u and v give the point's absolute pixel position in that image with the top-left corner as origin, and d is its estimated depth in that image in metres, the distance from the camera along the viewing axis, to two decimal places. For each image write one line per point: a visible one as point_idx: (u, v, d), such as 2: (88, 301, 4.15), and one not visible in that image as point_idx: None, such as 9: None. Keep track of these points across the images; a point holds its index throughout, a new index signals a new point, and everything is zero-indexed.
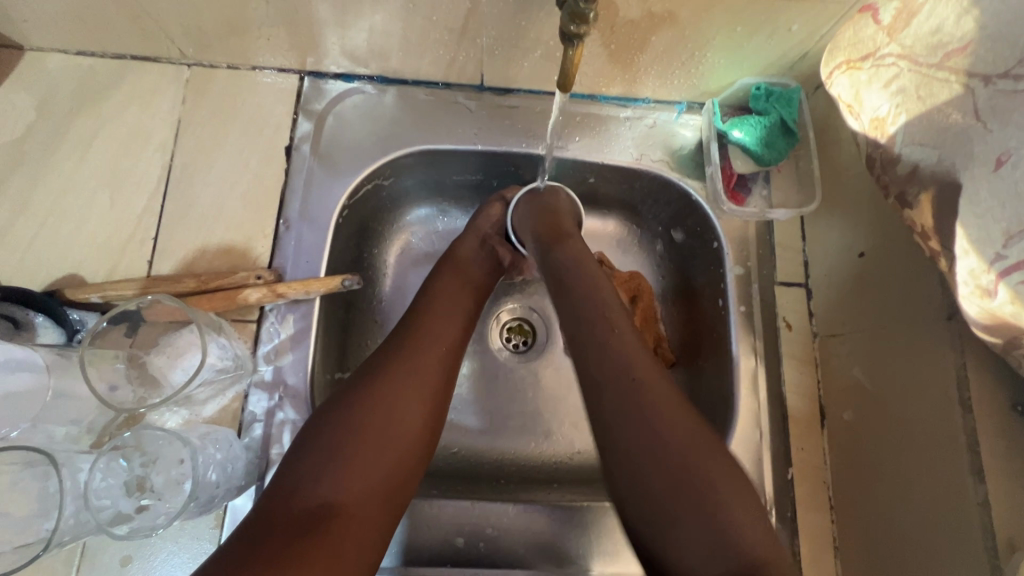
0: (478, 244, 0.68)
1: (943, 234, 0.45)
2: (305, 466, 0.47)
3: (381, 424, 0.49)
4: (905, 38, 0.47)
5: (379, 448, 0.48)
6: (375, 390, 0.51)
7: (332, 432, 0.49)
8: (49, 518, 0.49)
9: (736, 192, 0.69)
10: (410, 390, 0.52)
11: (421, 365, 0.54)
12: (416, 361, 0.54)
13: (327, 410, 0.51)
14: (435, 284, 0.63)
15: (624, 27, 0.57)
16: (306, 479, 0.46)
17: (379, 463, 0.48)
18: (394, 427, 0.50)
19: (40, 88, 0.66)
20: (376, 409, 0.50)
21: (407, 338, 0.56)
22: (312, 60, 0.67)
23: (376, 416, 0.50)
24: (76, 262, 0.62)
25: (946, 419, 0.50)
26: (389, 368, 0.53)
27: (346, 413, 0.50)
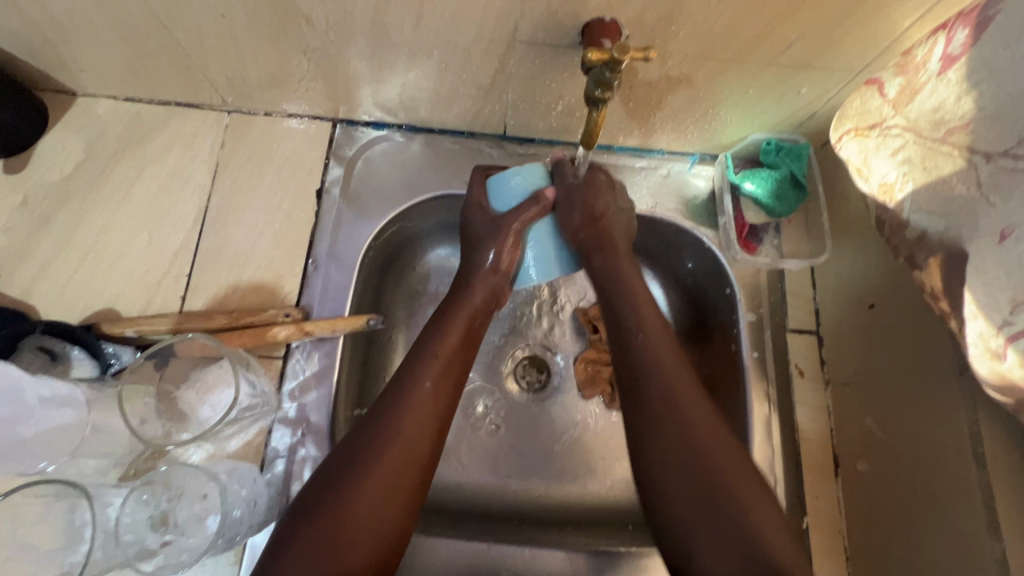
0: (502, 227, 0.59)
1: (952, 296, 0.47)
2: (308, 534, 0.45)
3: (381, 483, 0.47)
4: (910, 112, 0.50)
5: (376, 514, 0.46)
6: (377, 447, 0.49)
7: (335, 500, 0.46)
8: (74, 552, 0.49)
9: (749, 241, 0.72)
10: (405, 451, 0.49)
11: (412, 426, 0.50)
12: (410, 425, 0.50)
13: (326, 474, 0.48)
14: (455, 312, 0.58)
15: (642, 88, 0.61)
16: (308, 546, 0.44)
17: (380, 529, 0.47)
18: (390, 493, 0.48)
19: (89, 131, 0.70)
20: (372, 474, 0.47)
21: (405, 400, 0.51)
22: (345, 109, 0.71)
23: (373, 484, 0.47)
24: (114, 296, 0.65)
25: (961, 476, 0.51)
26: (382, 427, 0.50)
27: (347, 484, 0.47)
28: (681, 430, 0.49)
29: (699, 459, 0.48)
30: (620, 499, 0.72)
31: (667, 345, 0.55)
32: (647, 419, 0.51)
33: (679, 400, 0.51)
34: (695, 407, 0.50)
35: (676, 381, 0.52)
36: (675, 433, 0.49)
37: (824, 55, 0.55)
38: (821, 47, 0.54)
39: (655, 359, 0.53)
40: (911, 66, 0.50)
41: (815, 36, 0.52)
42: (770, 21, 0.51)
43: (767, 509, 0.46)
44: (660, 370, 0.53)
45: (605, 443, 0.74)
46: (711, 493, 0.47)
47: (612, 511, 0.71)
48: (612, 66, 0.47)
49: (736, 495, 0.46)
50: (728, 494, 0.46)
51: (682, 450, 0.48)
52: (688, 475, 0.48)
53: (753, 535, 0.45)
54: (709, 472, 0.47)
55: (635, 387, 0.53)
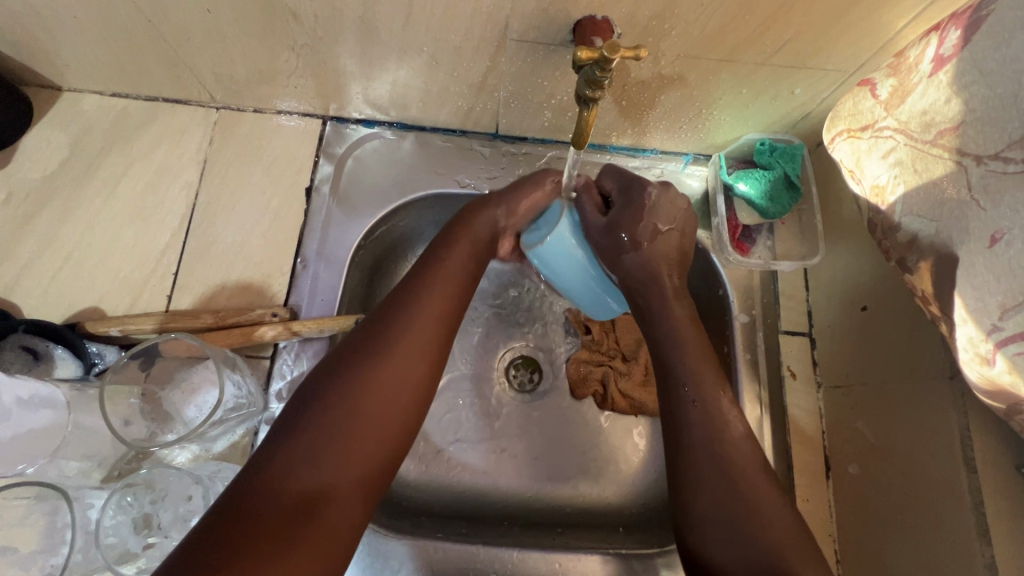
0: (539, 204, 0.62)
1: (944, 300, 0.46)
2: (291, 451, 0.40)
3: (373, 413, 0.43)
4: (902, 113, 0.49)
5: (365, 452, 0.42)
6: (365, 375, 0.44)
7: (309, 425, 0.42)
8: (55, 555, 0.49)
9: (742, 242, 0.72)
10: (401, 393, 0.45)
11: (410, 362, 0.46)
12: (405, 360, 0.46)
13: (313, 388, 0.44)
14: (447, 248, 0.55)
15: (635, 87, 0.60)
16: (294, 467, 0.40)
17: (366, 465, 0.42)
18: (381, 426, 0.43)
19: (74, 127, 0.69)
20: (363, 402, 0.43)
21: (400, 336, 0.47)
22: (335, 106, 0.70)
23: (363, 414, 0.43)
24: (99, 295, 0.64)
25: (950, 481, 0.51)
26: (375, 358, 0.46)
27: (338, 402, 0.43)
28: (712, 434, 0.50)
29: (728, 469, 0.48)
30: (610, 500, 0.71)
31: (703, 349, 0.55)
32: (682, 425, 0.51)
33: (717, 406, 0.51)
34: (727, 413, 0.51)
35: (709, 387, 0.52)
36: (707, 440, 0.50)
37: (816, 56, 0.55)
38: (814, 48, 0.53)
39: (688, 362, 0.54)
40: (903, 68, 0.49)
41: (808, 36, 0.52)
42: (763, 21, 0.50)
43: (798, 530, 0.46)
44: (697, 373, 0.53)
45: (597, 444, 0.74)
46: (747, 496, 0.47)
47: (602, 513, 0.71)
48: (603, 65, 0.46)
49: (766, 504, 0.47)
50: (747, 498, 0.47)
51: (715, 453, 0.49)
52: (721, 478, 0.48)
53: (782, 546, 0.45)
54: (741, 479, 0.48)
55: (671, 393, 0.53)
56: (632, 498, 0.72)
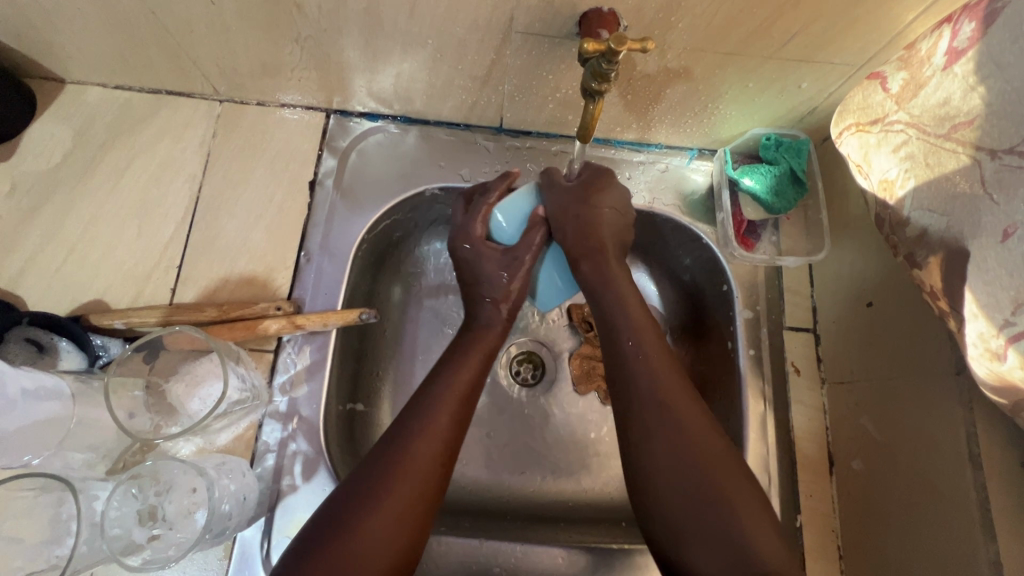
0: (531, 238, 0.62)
1: (952, 295, 0.46)
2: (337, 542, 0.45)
3: (397, 515, 0.47)
4: (914, 107, 0.49)
5: (409, 494, 0.48)
6: (389, 490, 0.48)
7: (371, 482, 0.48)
8: (61, 545, 0.49)
9: (747, 237, 0.71)
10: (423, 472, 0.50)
11: (430, 463, 0.50)
12: (426, 460, 0.50)
13: (338, 500, 0.48)
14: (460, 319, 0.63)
15: (640, 81, 0.60)
16: (338, 542, 0.45)
17: (395, 535, 0.46)
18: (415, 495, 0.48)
19: (77, 119, 0.69)
20: (385, 539, 0.46)
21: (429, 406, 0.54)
22: (339, 100, 0.70)
23: (385, 532, 0.46)
24: (103, 287, 0.64)
25: (955, 478, 0.51)
26: (396, 469, 0.49)
27: (380, 480, 0.49)
28: (666, 424, 0.50)
29: (685, 452, 0.49)
30: (613, 495, 0.71)
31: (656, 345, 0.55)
32: (639, 428, 0.51)
33: (664, 396, 0.52)
34: (683, 403, 0.51)
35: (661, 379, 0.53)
36: (660, 433, 0.50)
37: (825, 49, 0.54)
38: (823, 41, 0.53)
39: (642, 360, 0.54)
40: (915, 61, 0.49)
41: (817, 29, 0.51)
42: (771, 13, 0.50)
43: (755, 510, 0.46)
44: (647, 369, 0.53)
45: (599, 439, 0.74)
46: (697, 483, 0.47)
47: (605, 508, 0.71)
48: (609, 58, 0.46)
49: (723, 486, 0.47)
50: (718, 504, 0.46)
51: (670, 445, 0.49)
52: (673, 470, 0.48)
53: (735, 529, 0.45)
54: (694, 466, 0.48)
55: (624, 393, 0.53)
56: None
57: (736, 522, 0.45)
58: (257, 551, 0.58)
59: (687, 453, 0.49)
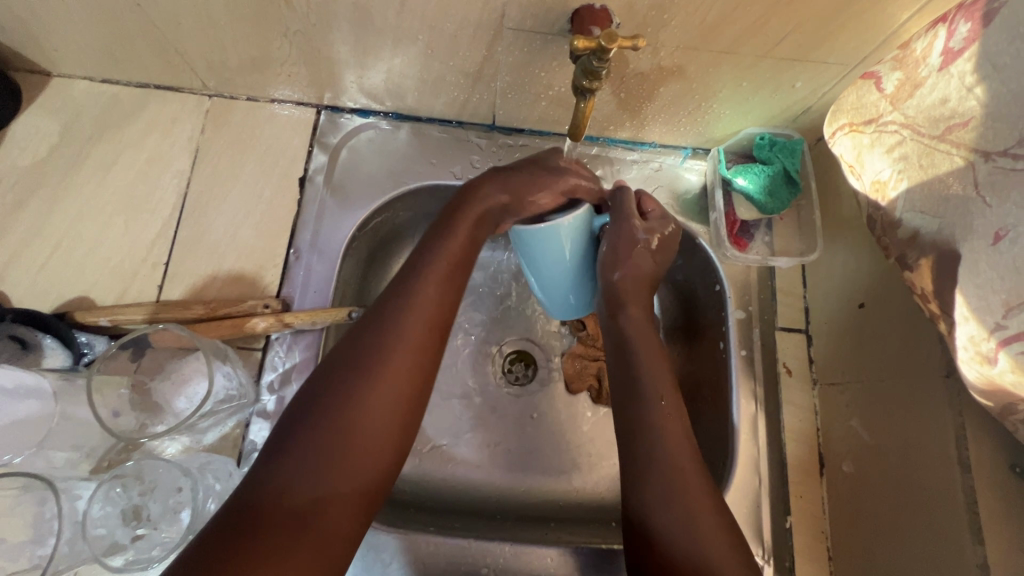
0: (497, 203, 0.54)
1: (944, 298, 0.46)
2: (283, 466, 0.40)
3: (349, 446, 0.41)
4: (908, 108, 0.49)
5: (375, 423, 0.42)
6: (343, 418, 0.42)
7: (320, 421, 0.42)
8: (43, 545, 0.49)
9: (740, 237, 0.71)
10: (382, 401, 0.43)
11: (390, 387, 0.44)
12: (385, 384, 0.44)
13: (285, 429, 0.42)
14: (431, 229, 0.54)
15: (633, 78, 0.59)
16: (283, 474, 0.39)
17: (362, 472, 0.41)
18: (376, 424, 0.43)
19: (64, 113, 0.68)
20: (342, 476, 0.41)
21: (387, 322, 0.46)
22: (330, 95, 0.69)
23: (344, 467, 0.41)
24: (88, 284, 0.63)
25: (944, 481, 0.50)
26: (345, 394, 0.43)
27: (332, 404, 0.42)
28: (654, 435, 0.51)
29: (669, 468, 0.50)
30: (604, 495, 0.71)
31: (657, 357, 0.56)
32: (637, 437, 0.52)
33: (660, 410, 0.52)
34: (674, 415, 0.52)
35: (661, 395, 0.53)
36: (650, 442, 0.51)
37: (819, 49, 0.54)
38: (817, 41, 0.53)
39: (644, 376, 0.55)
40: (910, 61, 0.48)
41: (811, 28, 0.51)
42: (765, 12, 0.49)
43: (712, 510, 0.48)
44: (651, 383, 0.54)
45: (590, 439, 0.73)
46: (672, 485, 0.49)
47: (596, 508, 0.70)
48: (599, 55, 0.45)
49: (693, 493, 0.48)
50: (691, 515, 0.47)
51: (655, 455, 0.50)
52: (655, 478, 0.49)
53: (696, 525, 0.47)
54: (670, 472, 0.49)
55: (628, 406, 0.54)
56: None
57: (695, 519, 0.47)
58: None
59: (667, 468, 0.50)
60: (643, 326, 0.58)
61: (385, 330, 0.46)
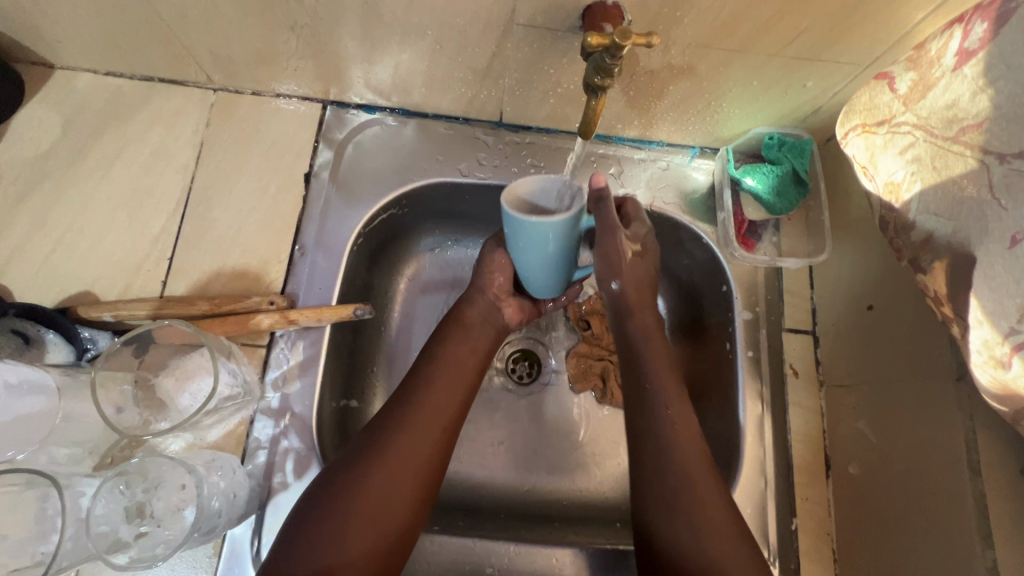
0: (485, 309, 0.63)
1: (958, 301, 0.45)
2: (302, 543, 0.48)
3: (367, 525, 0.49)
4: (921, 109, 0.48)
5: (381, 511, 0.50)
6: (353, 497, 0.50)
7: (332, 506, 0.49)
8: (47, 542, 0.48)
9: (747, 237, 0.71)
10: (400, 484, 0.51)
11: (397, 483, 0.51)
12: (399, 482, 0.51)
13: (304, 512, 0.50)
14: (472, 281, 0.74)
15: (643, 76, 0.59)
16: (308, 553, 0.47)
17: (370, 534, 0.49)
18: (393, 502, 0.50)
19: (67, 106, 0.67)
20: (351, 548, 0.48)
21: (393, 429, 0.53)
22: (335, 91, 0.68)
23: (353, 537, 0.48)
24: (91, 279, 0.63)
25: (953, 485, 0.50)
26: (362, 479, 0.50)
27: (341, 491, 0.50)
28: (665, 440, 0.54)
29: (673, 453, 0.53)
30: (608, 495, 0.71)
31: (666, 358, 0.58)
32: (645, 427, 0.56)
33: (672, 419, 0.55)
34: (684, 420, 0.55)
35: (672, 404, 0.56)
36: (659, 447, 0.54)
37: (832, 47, 0.53)
38: (830, 39, 0.52)
39: (652, 379, 0.57)
40: (924, 61, 0.48)
41: (824, 27, 0.50)
42: (779, 10, 0.49)
43: (722, 510, 0.51)
44: (659, 385, 0.57)
45: (595, 439, 0.73)
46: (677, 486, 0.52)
47: (601, 508, 0.70)
48: (613, 52, 0.45)
49: (702, 495, 0.51)
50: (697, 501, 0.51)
51: (665, 458, 0.53)
52: (666, 480, 0.52)
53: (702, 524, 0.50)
54: (678, 476, 0.52)
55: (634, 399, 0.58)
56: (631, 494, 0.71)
57: (706, 520, 0.50)
58: (246, 549, 0.56)
59: (677, 455, 0.53)
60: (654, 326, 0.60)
61: (400, 431, 0.53)
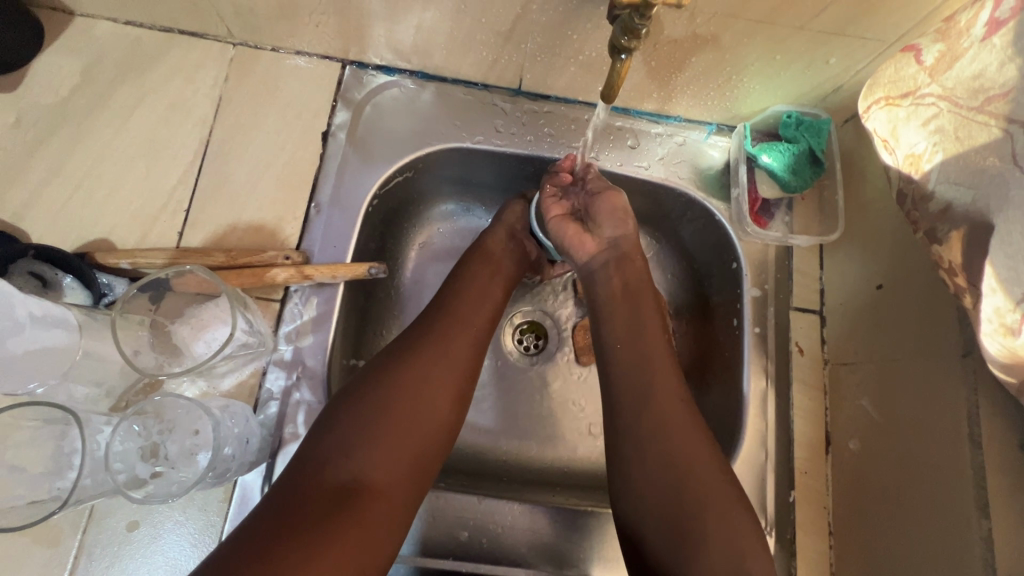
0: (507, 236, 0.69)
1: (972, 271, 0.46)
2: (332, 443, 0.48)
3: (402, 429, 0.49)
4: (947, 80, 0.48)
5: (409, 416, 0.50)
6: (389, 401, 0.50)
7: (359, 410, 0.50)
8: (63, 477, 0.49)
9: (760, 215, 0.71)
10: (433, 387, 0.52)
11: (432, 381, 0.52)
12: (431, 385, 0.52)
13: (331, 416, 0.50)
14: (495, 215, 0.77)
15: (666, 46, 0.59)
16: (334, 454, 0.47)
17: (400, 440, 0.49)
18: (425, 407, 0.51)
19: (86, 54, 0.66)
20: (388, 447, 0.48)
21: (422, 342, 0.55)
22: (355, 50, 0.68)
23: (383, 442, 0.48)
24: (109, 227, 0.63)
25: (954, 454, 0.51)
26: (399, 382, 0.51)
27: (370, 392, 0.51)
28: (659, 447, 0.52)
29: (643, 392, 0.55)
30: None
31: (676, 385, 0.56)
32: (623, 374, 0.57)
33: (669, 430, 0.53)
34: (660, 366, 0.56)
35: (697, 464, 0.51)
36: (654, 460, 0.52)
37: (858, 22, 0.53)
38: (858, 12, 0.52)
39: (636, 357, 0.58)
40: (953, 32, 0.48)
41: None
42: None
43: (719, 495, 0.50)
44: (657, 405, 0.54)
45: (599, 410, 0.74)
46: (671, 493, 0.50)
47: (603, 477, 0.71)
48: (642, 12, 0.45)
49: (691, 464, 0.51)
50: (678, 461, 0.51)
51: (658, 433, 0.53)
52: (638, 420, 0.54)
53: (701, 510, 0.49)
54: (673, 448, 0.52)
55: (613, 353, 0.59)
56: None
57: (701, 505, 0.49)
58: (257, 495, 0.57)
59: (652, 403, 0.54)
60: (685, 422, 0.53)
61: (429, 341, 0.55)
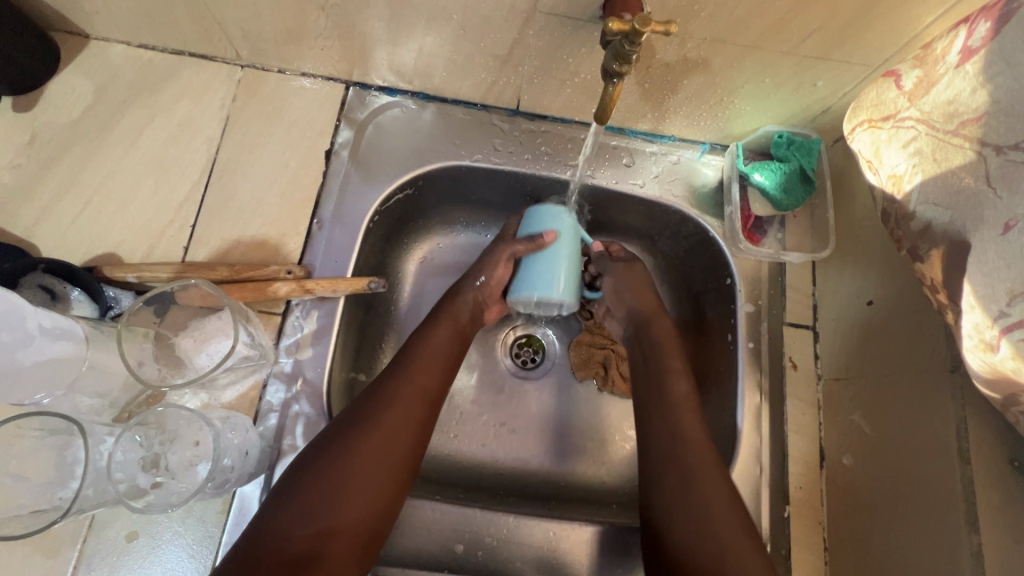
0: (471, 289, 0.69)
1: (952, 288, 0.47)
2: (293, 509, 0.50)
3: (357, 494, 0.52)
4: (924, 104, 0.50)
5: (363, 482, 0.52)
6: (344, 468, 0.52)
7: (315, 477, 0.51)
8: (65, 488, 0.50)
9: (753, 232, 0.73)
10: (386, 453, 0.54)
11: (387, 446, 0.54)
12: (384, 451, 0.54)
13: (292, 477, 0.52)
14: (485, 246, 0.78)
15: (657, 70, 0.61)
16: (289, 522, 0.49)
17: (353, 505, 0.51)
18: (376, 472, 0.53)
19: (99, 75, 0.69)
20: (343, 513, 0.51)
21: (377, 403, 0.56)
22: (358, 72, 0.70)
23: (338, 508, 0.51)
24: (116, 242, 0.65)
25: (943, 470, 0.52)
26: (354, 447, 0.53)
27: (326, 458, 0.52)
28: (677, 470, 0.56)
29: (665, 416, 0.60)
30: (605, 478, 0.72)
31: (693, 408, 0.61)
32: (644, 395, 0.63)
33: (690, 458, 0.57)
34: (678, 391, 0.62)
35: (711, 486, 0.55)
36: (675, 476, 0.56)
37: (843, 47, 0.55)
38: (841, 38, 0.54)
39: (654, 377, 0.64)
40: (930, 59, 0.50)
41: (837, 25, 0.52)
42: (791, 8, 0.50)
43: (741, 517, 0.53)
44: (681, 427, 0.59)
45: (594, 423, 0.75)
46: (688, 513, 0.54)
47: (598, 491, 0.71)
48: (632, 39, 0.46)
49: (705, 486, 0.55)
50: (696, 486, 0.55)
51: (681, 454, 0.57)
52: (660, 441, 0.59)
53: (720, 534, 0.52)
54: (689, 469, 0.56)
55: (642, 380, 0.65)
56: (628, 479, 0.73)
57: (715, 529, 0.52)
58: (255, 505, 0.58)
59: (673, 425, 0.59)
60: (696, 441, 0.58)
61: (385, 403, 0.56)
